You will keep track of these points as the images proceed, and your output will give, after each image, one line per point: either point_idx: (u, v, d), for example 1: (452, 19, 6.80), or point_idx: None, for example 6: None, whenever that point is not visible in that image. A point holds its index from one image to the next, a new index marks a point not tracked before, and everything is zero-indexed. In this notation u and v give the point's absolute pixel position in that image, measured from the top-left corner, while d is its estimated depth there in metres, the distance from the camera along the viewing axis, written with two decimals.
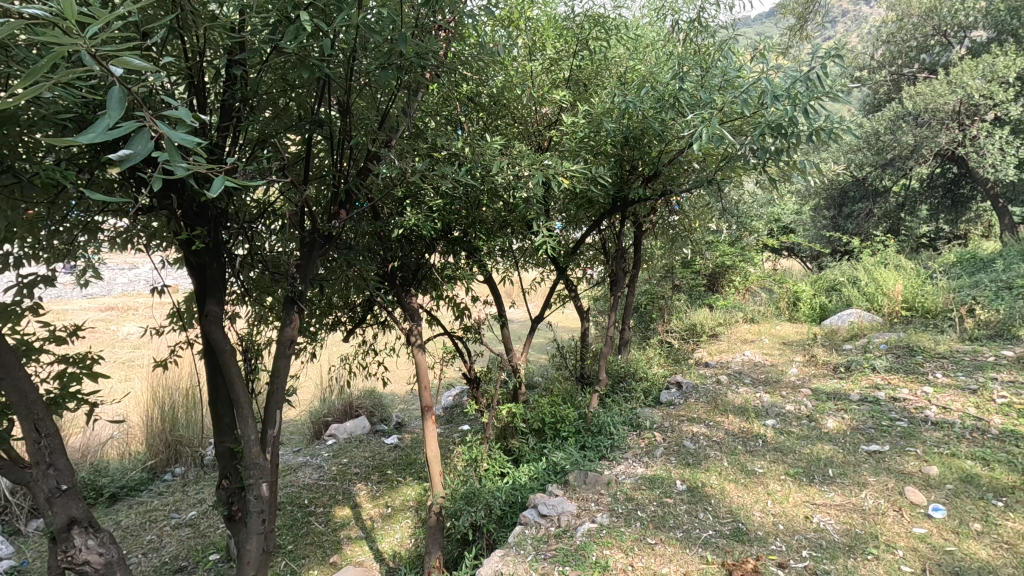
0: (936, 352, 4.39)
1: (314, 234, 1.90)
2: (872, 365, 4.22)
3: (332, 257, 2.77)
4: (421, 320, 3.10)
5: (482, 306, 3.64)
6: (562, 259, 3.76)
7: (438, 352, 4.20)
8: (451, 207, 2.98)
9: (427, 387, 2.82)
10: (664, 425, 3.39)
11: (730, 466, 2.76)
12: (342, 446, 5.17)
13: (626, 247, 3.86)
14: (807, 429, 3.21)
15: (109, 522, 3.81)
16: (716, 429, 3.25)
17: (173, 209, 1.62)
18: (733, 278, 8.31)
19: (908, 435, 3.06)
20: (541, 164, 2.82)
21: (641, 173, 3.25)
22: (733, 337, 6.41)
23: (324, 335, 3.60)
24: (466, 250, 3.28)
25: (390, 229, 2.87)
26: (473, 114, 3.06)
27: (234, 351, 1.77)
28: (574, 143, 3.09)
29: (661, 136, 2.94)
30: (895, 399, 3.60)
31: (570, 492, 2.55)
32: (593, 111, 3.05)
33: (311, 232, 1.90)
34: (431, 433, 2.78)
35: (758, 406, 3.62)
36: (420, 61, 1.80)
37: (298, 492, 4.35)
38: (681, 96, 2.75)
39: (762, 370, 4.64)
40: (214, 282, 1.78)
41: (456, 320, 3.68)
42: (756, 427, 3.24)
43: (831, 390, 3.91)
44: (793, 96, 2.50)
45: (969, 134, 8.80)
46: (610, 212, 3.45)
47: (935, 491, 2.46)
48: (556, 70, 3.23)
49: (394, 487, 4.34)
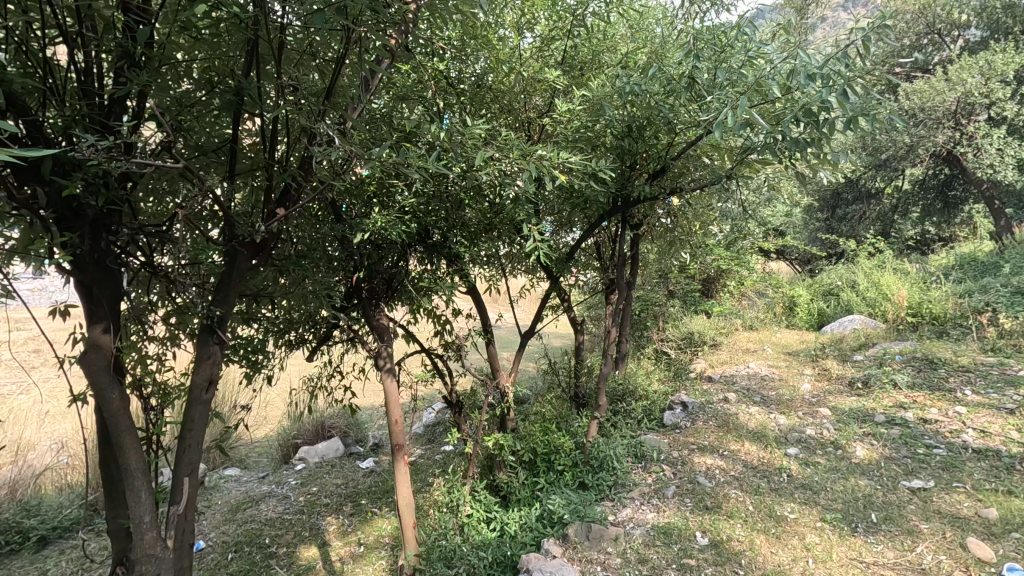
0: (959, 364, 4.05)
1: (230, 243, 1.41)
2: (893, 380, 3.86)
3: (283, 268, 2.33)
4: (392, 340, 2.64)
5: (465, 321, 3.21)
6: (555, 266, 3.36)
7: (419, 371, 3.75)
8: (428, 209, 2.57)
9: (398, 422, 2.37)
10: (674, 456, 3.00)
11: (756, 511, 2.36)
12: (312, 472, 4.69)
13: (626, 253, 3.47)
14: (835, 460, 2.83)
15: (34, 572, 3.28)
16: (733, 461, 2.85)
17: (33, 208, 1.15)
18: (727, 282, 8.00)
19: (951, 467, 2.69)
20: (532, 157, 2.41)
21: (645, 169, 2.84)
22: (734, 347, 6.06)
23: (285, 354, 3.14)
24: (446, 257, 2.84)
25: (354, 233, 2.43)
26: (452, 98, 2.66)
27: (126, 404, 1.31)
28: (569, 133, 2.73)
29: (670, 125, 2.55)
30: (924, 421, 3.25)
31: (571, 551, 2.12)
32: (592, 96, 2.70)
33: (227, 239, 1.41)
34: (403, 477, 2.33)
35: (776, 431, 3.23)
36: (371, 7, 1.34)
37: (259, 529, 3.85)
38: (698, 77, 2.35)
39: (772, 385, 4.26)
40: (99, 307, 1.31)
41: (435, 336, 3.23)
42: (778, 458, 2.85)
43: (852, 410, 3.53)
44: (830, 78, 2.11)
45: (966, 133, 8.58)
46: (608, 213, 3.02)
47: (1002, 543, 2.08)
48: (546, 51, 2.85)
49: (368, 520, 3.87)
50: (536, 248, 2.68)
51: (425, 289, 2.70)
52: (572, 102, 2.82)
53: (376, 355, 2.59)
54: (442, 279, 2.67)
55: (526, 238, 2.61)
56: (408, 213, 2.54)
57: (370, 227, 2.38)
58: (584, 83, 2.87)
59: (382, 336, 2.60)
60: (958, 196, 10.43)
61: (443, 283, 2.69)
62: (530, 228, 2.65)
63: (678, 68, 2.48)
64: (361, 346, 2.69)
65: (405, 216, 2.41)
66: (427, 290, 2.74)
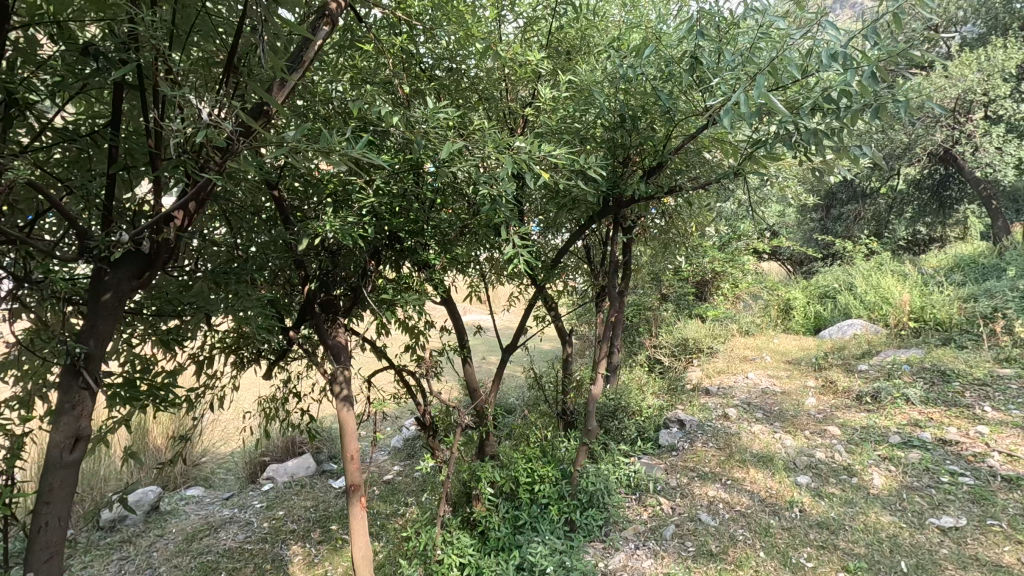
0: (973, 376, 3.78)
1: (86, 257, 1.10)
2: (904, 395, 3.57)
3: (212, 283, 1.99)
4: (349, 360, 2.30)
5: (440, 335, 2.87)
6: (540, 272, 3.04)
7: (393, 388, 3.42)
8: (391, 211, 2.25)
9: (355, 458, 2.04)
10: (672, 486, 2.73)
11: (768, 559, 2.10)
12: (279, 493, 4.34)
13: (619, 259, 3.15)
14: (850, 490, 2.54)
15: None
16: (737, 492, 2.57)
17: None
18: (721, 285, 7.47)
19: (981, 499, 2.41)
20: (510, 149, 2.09)
21: (639, 164, 2.53)
22: (731, 354, 5.79)
23: (237, 372, 2.81)
24: (414, 263, 2.51)
25: (301, 239, 2.09)
26: (421, 84, 2.34)
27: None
28: (553, 123, 2.42)
29: (669, 114, 2.24)
30: (944, 442, 2.96)
31: None
32: (580, 81, 2.38)
33: (82, 253, 1.10)
34: (361, 521, 2.04)
35: (782, 454, 2.94)
36: None
37: (215, 561, 3.49)
38: (703, 57, 2.02)
39: (774, 399, 3.98)
40: None
41: (406, 351, 2.90)
42: (787, 489, 2.56)
43: (863, 428, 3.25)
44: (854, 60, 1.82)
45: (965, 132, 8.38)
46: (599, 214, 2.71)
47: None
48: (529, 31, 2.53)
49: (338, 549, 3.51)
50: (517, 253, 2.36)
51: (385, 302, 2.34)
52: (557, 89, 2.51)
53: (331, 377, 2.26)
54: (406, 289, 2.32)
55: (503, 244, 2.29)
56: (366, 214, 2.21)
57: (318, 230, 2.05)
58: (571, 67, 2.56)
59: (335, 354, 2.27)
60: (953, 196, 10.25)
61: (411, 294, 2.34)
62: (509, 230, 2.33)
63: (677, 48, 2.16)
64: (314, 367, 2.36)
65: (362, 219, 2.08)
66: (387, 302, 2.38)
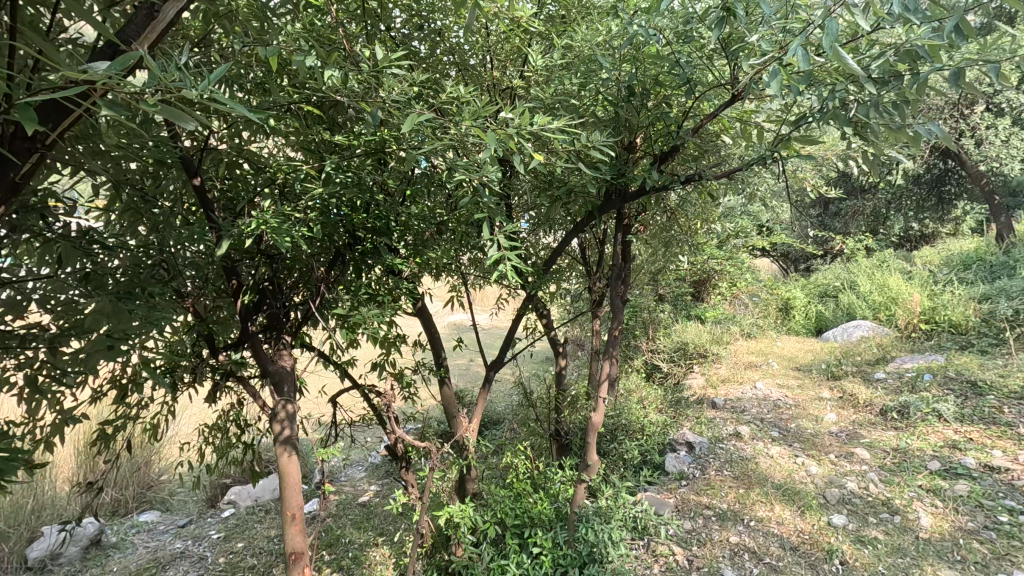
0: (1007, 387, 3.43)
1: None
2: (936, 410, 3.22)
3: (97, 297, 1.56)
4: (292, 392, 1.85)
5: (413, 352, 2.45)
6: (530, 275, 2.63)
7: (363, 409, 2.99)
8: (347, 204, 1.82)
9: (296, 525, 1.71)
10: (685, 529, 2.35)
11: None
12: (239, 521, 3.91)
13: (621, 260, 2.73)
14: (895, 534, 2.17)
15: None
16: (764, 540, 2.20)
17: None
18: (719, 284, 7.10)
19: None
20: (494, 123, 1.67)
21: (648, 150, 2.13)
22: (735, 360, 5.44)
23: (170, 399, 2.36)
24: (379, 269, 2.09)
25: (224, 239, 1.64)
26: (384, 45, 1.91)
27: None
28: (547, 96, 2.01)
29: (688, 86, 1.83)
30: (991, 469, 2.60)
31: None
32: (579, 44, 1.97)
33: None
34: None
35: (809, 487, 2.56)
36: None
37: None
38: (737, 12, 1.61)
39: (788, 413, 3.61)
40: None
41: (373, 369, 2.48)
42: (822, 535, 2.19)
43: (895, 450, 2.89)
44: (930, 13, 1.42)
45: (970, 124, 8.07)
46: (599, 208, 2.30)
47: None
48: None
49: None
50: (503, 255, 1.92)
51: (336, 320, 1.89)
52: (551, 57, 2.09)
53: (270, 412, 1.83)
54: (366, 301, 1.88)
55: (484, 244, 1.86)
56: (313, 207, 1.77)
57: (245, 228, 1.61)
58: (567, 32, 2.15)
59: (277, 387, 1.84)
60: (952, 191, 9.99)
61: (373, 306, 1.90)
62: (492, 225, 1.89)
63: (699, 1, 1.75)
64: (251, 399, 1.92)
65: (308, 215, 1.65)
66: (341, 316, 1.87)
